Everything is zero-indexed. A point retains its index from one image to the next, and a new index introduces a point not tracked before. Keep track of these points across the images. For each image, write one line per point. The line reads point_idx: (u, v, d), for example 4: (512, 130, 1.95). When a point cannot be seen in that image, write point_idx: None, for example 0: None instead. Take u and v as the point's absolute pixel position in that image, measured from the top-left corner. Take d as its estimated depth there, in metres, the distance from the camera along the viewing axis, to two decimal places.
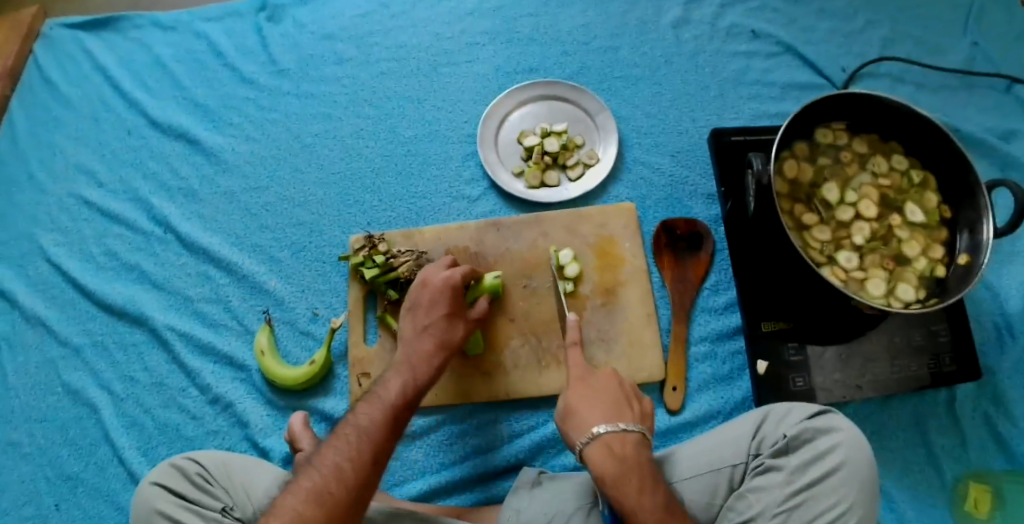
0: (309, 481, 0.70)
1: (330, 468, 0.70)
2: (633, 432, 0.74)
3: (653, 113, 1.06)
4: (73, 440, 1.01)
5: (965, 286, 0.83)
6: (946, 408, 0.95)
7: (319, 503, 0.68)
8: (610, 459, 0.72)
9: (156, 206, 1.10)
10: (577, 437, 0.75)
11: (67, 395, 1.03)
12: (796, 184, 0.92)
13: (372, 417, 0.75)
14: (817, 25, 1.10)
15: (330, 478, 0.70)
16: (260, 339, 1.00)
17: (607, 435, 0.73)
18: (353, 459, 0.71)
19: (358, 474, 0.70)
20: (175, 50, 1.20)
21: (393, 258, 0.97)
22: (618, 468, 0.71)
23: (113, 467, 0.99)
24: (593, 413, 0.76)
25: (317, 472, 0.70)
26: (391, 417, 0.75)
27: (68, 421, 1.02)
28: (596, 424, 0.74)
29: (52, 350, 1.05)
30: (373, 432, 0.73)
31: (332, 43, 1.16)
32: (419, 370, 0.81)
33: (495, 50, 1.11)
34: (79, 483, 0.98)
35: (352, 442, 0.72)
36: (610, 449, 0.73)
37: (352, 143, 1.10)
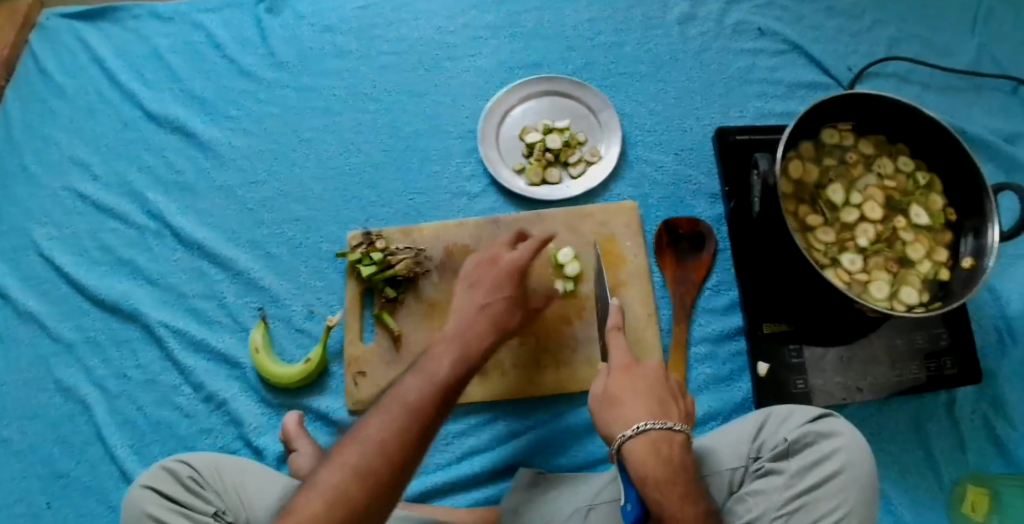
0: (353, 457, 0.64)
1: (377, 444, 0.65)
2: (679, 433, 0.73)
3: (657, 111, 1.05)
4: (66, 437, 0.99)
5: (969, 289, 0.82)
6: (946, 412, 0.94)
7: (362, 482, 0.63)
8: (655, 458, 0.71)
9: (151, 201, 1.08)
10: (618, 431, 0.74)
11: (59, 391, 1.01)
12: (801, 185, 0.91)
13: (420, 393, 0.70)
14: (824, 23, 1.08)
15: (375, 454, 0.65)
16: (255, 336, 0.99)
17: (654, 432, 0.72)
18: (400, 436, 0.66)
19: (404, 454, 0.65)
20: (172, 41, 1.17)
21: (391, 256, 0.96)
22: (665, 470, 0.70)
23: (106, 465, 0.98)
24: (637, 408, 0.74)
25: (361, 447, 0.65)
26: (441, 396, 0.70)
27: (61, 418, 1.00)
28: (641, 420, 0.73)
29: (45, 346, 1.03)
30: (422, 410, 0.68)
31: (332, 35, 1.14)
32: (471, 349, 0.76)
33: (498, 45, 1.09)
34: (72, 480, 0.97)
35: (399, 416, 0.67)
36: (655, 449, 0.71)
37: (351, 137, 1.08)
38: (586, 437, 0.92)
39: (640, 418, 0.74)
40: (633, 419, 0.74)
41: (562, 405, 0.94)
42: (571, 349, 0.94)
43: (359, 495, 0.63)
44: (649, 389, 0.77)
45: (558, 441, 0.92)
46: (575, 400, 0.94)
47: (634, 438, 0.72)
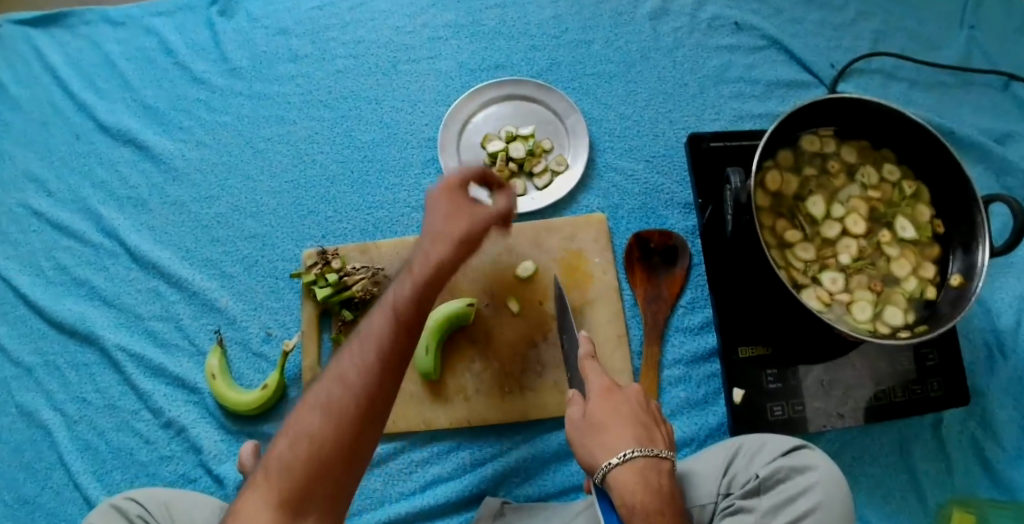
0: (318, 395, 0.65)
1: (336, 381, 0.65)
2: (667, 460, 0.68)
3: (628, 114, 0.99)
4: (28, 463, 0.95)
5: (958, 312, 0.77)
6: (932, 432, 0.90)
7: (323, 422, 0.63)
8: (639, 486, 0.65)
9: (105, 218, 1.03)
10: (602, 458, 0.68)
11: (20, 416, 0.97)
12: (779, 197, 0.85)
13: (380, 317, 0.67)
14: (806, 17, 1.01)
15: (334, 388, 0.64)
16: (210, 361, 0.94)
17: (642, 460, 0.67)
18: (358, 371, 0.64)
19: (364, 386, 0.64)
20: (125, 48, 1.11)
21: (348, 277, 0.91)
22: (655, 499, 0.65)
23: (69, 492, 0.94)
24: (622, 436, 0.68)
25: (325, 385, 0.65)
26: (399, 321, 0.66)
27: (22, 443, 0.96)
28: (623, 447, 0.67)
29: (4, 371, 0.99)
30: (379, 339, 0.65)
31: (287, 38, 1.07)
32: (419, 267, 0.69)
33: (459, 45, 1.03)
34: (36, 507, 0.94)
35: (361, 348, 0.65)
36: (644, 476, 0.66)
37: (305, 147, 1.02)
38: (555, 463, 0.88)
39: (625, 443, 0.68)
40: (616, 445, 0.68)
41: (529, 431, 0.89)
42: (536, 373, 0.89)
43: (323, 431, 0.63)
44: (630, 412, 0.71)
45: (525, 468, 0.88)
46: (544, 425, 0.89)
47: (621, 466, 0.66)
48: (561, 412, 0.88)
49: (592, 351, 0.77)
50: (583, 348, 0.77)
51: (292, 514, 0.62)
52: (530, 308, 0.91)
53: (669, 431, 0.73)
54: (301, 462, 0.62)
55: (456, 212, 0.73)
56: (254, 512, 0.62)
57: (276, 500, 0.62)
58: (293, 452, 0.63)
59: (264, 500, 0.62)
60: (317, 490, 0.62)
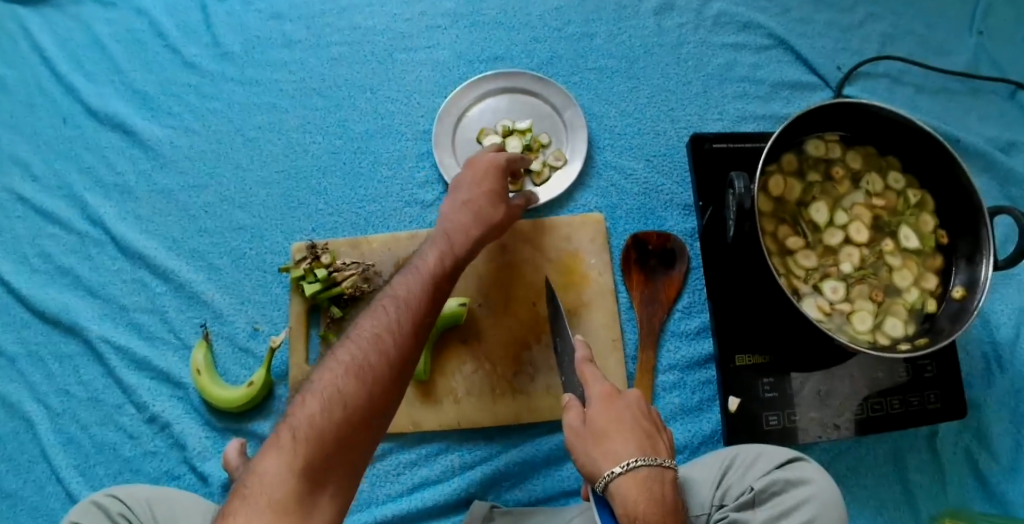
0: (349, 354, 0.63)
1: (369, 341, 0.64)
2: (670, 470, 0.65)
3: (629, 112, 0.96)
4: (10, 456, 0.93)
5: (959, 327, 0.76)
6: (927, 442, 0.89)
7: (358, 379, 0.62)
8: (642, 496, 0.63)
9: (92, 205, 1.00)
10: (604, 467, 0.65)
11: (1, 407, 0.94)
12: (781, 203, 0.83)
13: (412, 279, 0.70)
14: (813, 17, 0.99)
15: (369, 347, 0.63)
16: (196, 356, 0.92)
17: (645, 469, 0.64)
18: (394, 332, 0.65)
19: (400, 346, 0.64)
20: (114, 29, 1.07)
21: (337, 273, 0.88)
22: (659, 511, 0.62)
23: (52, 485, 0.91)
24: (625, 444, 0.65)
25: (356, 344, 0.64)
26: (432, 285, 0.69)
27: (3, 436, 0.93)
28: (625, 456, 0.65)
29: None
30: (415, 302, 0.67)
31: (280, 23, 1.04)
32: (457, 244, 0.74)
33: (457, 36, 1.00)
34: (18, 500, 0.91)
35: (391, 314, 0.66)
36: (648, 486, 0.63)
37: (298, 137, 0.99)
38: (546, 468, 0.86)
39: (631, 452, 0.65)
40: (620, 453, 0.65)
41: (521, 434, 0.87)
42: (528, 375, 0.87)
43: (358, 389, 0.61)
44: (630, 423, 0.68)
45: (514, 474, 0.86)
46: (537, 429, 0.87)
47: (624, 475, 0.63)
48: (552, 415, 0.86)
49: (589, 355, 0.74)
50: (581, 353, 0.74)
51: (315, 480, 0.58)
52: (523, 308, 0.88)
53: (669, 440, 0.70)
54: (334, 424, 0.60)
55: (495, 197, 0.78)
56: (273, 477, 0.57)
57: (299, 464, 0.58)
58: (325, 413, 0.60)
59: (287, 463, 0.58)
60: (341, 454, 0.59)
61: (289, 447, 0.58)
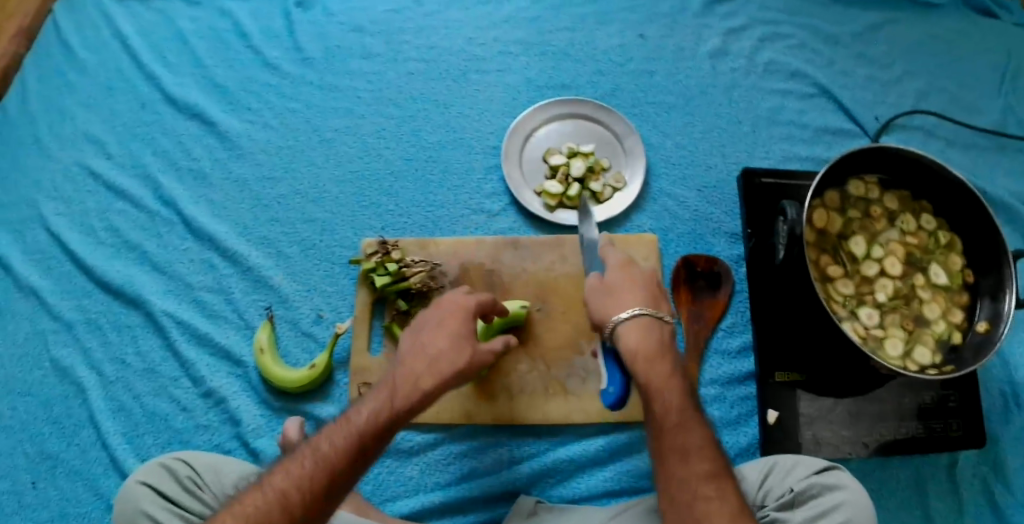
0: (251, 504, 0.61)
1: (276, 493, 0.61)
2: (668, 322, 0.73)
3: (683, 144, 1.04)
4: (57, 418, 0.97)
5: (983, 356, 0.83)
6: (947, 471, 0.94)
7: None
8: (642, 340, 0.70)
9: (165, 187, 1.07)
10: (613, 312, 0.72)
11: (53, 370, 0.99)
12: (824, 234, 0.90)
13: (341, 431, 0.66)
14: (854, 71, 1.09)
15: (275, 503, 0.60)
16: (260, 336, 0.96)
17: (646, 317, 0.71)
18: (303, 488, 0.62)
19: (305, 505, 0.61)
20: (197, 26, 1.17)
21: (406, 268, 0.95)
22: (657, 348, 0.70)
23: (95, 451, 0.95)
24: (628, 297, 0.72)
25: (263, 495, 0.61)
26: (356, 447, 0.65)
27: (54, 398, 0.98)
28: (629, 307, 0.71)
29: (43, 323, 1.01)
30: (333, 460, 0.63)
31: (360, 36, 1.13)
32: (402, 396, 0.69)
33: (528, 62, 1.08)
34: (58, 462, 0.94)
35: (306, 468, 0.63)
36: (651, 333, 0.71)
37: (373, 142, 1.07)
38: (590, 468, 0.91)
39: (636, 303, 0.72)
40: (627, 304, 0.72)
41: (568, 433, 0.92)
42: (580, 378, 0.93)
43: None
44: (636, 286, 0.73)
45: (559, 470, 0.90)
46: (583, 430, 0.92)
47: (631, 321, 0.71)
48: (599, 418, 0.92)
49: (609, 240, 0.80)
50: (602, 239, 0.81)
51: None
52: (579, 316, 0.95)
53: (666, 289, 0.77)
54: None
55: (460, 342, 0.73)
56: None
57: None
58: None
59: None
60: None
61: None
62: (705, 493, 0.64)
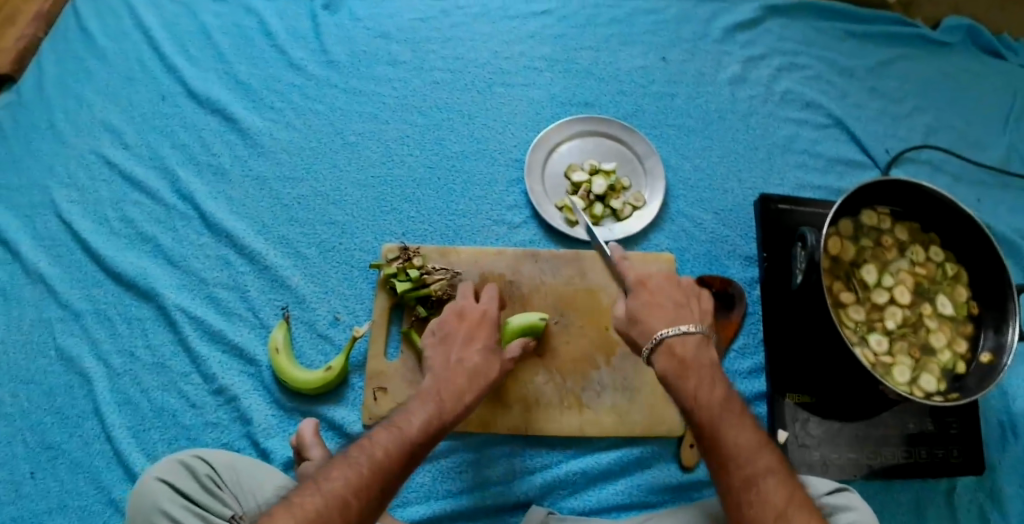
0: (313, 504, 0.60)
1: (338, 496, 0.62)
2: (698, 334, 0.75)
3: (701, 167, 1.07)
4: (60, 408, 0.95)
5: (986, 386, 0.86)
6: (945, 497, 0.97)
7: None
8: (674, 361, 0.74)
9: (183, 180, 1.07)
10: (660, 327, 0.75)
11: (59, 359, 0.98)
12: (838, 261, 0.93)
13: (392, 434, 0.69)
14: (866, 103, 1.12)
15: (337, 503, 0.61)
16: (276, 335, 0.96)
17: (675, 338, 0.74)
18: (361, 492, 0.63)
19: (366, 503, 0.63)
20: (223, 22, 1.17)
21: (427, 275, 0.95)
22: (693, 366, 0.73)
23: (99, 444, 0.94)
24: (659, 319, 0.76)
25: (322, 495, 0.61)
26: (407, 452, 0.69)
27: (58, 388, 0.96)
28: (661, 328, 0.75)
29: (51, 311, 1.00)
30: (387, 463, 0.66)
31: (387, 43, 1.14)
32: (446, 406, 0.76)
33: (553, 78, 1.11)
34: (61, 453, 0.93)
35: (361, 468, 0.65)
36: (684, 350, 0.74)
37: (396, 148, 1.08)
38: (601, 482, 0.92)
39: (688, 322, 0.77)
40: (674, 320, 0.76)
41: (580, 446, 0.94)
42: (594, 392, 0.94)
43: None
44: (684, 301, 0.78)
45: (571, 483, 0.91)
46: (595, 444, 0.94)
47: (679, 335, 0.74)
48: (612, 431, 0.93)
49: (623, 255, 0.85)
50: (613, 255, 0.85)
51: None
52: (596, 331, 0.96)
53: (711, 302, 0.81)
54: None
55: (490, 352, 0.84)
56: None
57: None
58: None
59: None
60: None
61: None
62: (760, 494, 0.66)
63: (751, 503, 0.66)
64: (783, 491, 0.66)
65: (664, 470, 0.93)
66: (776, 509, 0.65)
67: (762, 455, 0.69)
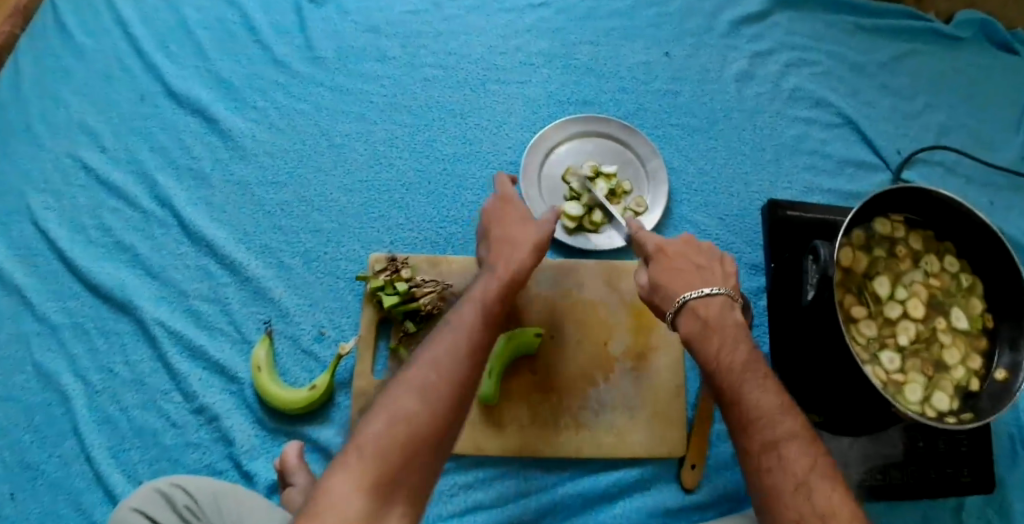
0: (405, 396, 0.64)
1: (422, 387, 0.66)
2: (721, 296, 0.72)
3: (706, 169, 1.02)
4: (39, 427, 0.90)
5: (1001, 407, 0.81)
6: (952, 514, 0.94)
7: (413, 422, 0.63)
8: (697, 322, 0.71)
9: (161, 185, 1.00)
10: (680, 290, 0.72)
11: (37, 375, 0.92)
12: (849, 273, 0.88)
13: (438, 380, 0.67)
14: (878, 101, 1.07)
15: (429, 382, 0.66)
16: (257, 352, 0.91)
17: (699, 304, 0.71)
18: (446, 384, 0.67)
19: (452, 398, 0.66)
20: (204, 16, 1.10)
21: (416, 288, 0.89)
22: (720, 322, 0.70)
23: (78, 464, 0.88)
24: (678, 283, 0.73)
25: (411, 391, 0.65)
26: (457, 396, 0.66)
27: (35, 406, 0.90)
28: (683, 291, 0.72)
29: (27, 324, 0.94)
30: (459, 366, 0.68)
31: (376, 37, 1.07)
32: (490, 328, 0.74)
33: (550, 75, 1.05)
34: (40, 473, 0.88)
35: (440, 368, 0.68)
36: (712, 310, 0.71)
37: (383, 149, 1.01)
38: (600, 504, 0.88)
39: (711, 286, 0.74)
40: (696, 285, 0.73)
41: (578, 465, 0.89)
42: (592, 411, 0.89)
43: (417, 427, 0.63)
44: (705, 264, 0.76)
45: (568, 506, 0.87)
46: (594, 464, 0.89)
47: (701, 298, 0.71)
48: (611, 453, 0.88)
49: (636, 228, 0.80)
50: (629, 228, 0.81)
51: (383, 496, 0.59)
52: (594, 346, 0.91)
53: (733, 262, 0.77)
54: (395, 453, 0.61)
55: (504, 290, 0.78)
56: (344, 493, 0.57)
57: (365, 482, 0.58)
58: (388, 440, 0.61)
59: (356, 482, 0.58)
60: (407, 473, 0.61)
61: (356, 468, 0.59)
62: (791, 446, 0.61)
63: (769, 469, 0.61)
64: (805, 457, 0.60)
65: (665, 491, 0.88)
66: (795, 476, 0.59)
67: (786, 418, 0.63)
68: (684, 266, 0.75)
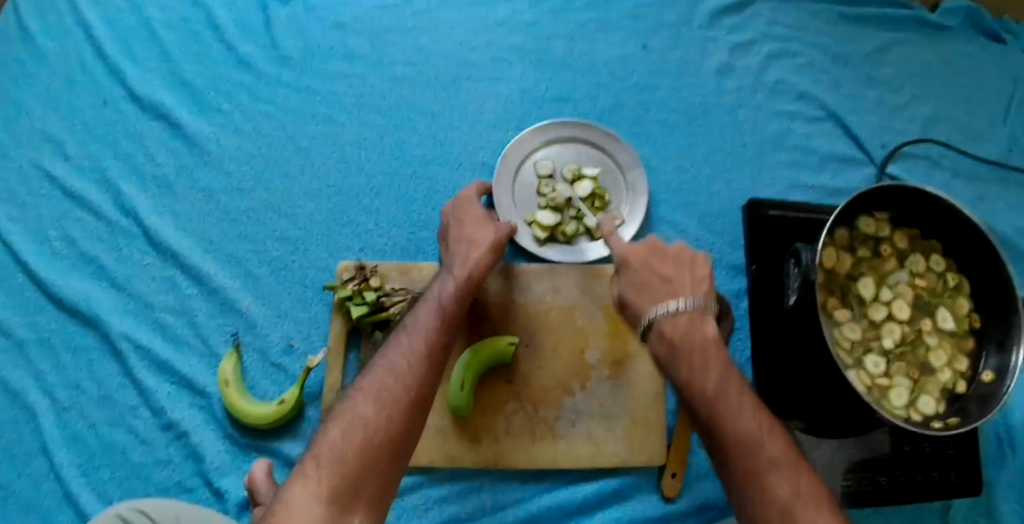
0: (359, 402, 0.62)
1: (376, 392, 0.63)
2: (687, 312, 0.69)
3: (685, 166, 0.99)
4: (6, 446, 0.87)
5: (988, 411, 0.78)
6: (940, 516, 0.92)
7: (369, 426, 0.60)
8: (665, 343, 0.68)
9: (125, 194, 0.96)
10: (650, 308, 0.70)
11: (4, 393, 0.89)
12: (832, 275, 0.85)
13: (393, 382, 0.64)
14: (863, 93, 1.04)
15: (387, 381, 0.64)
16: (225, 367, 0.87)
17: (671, 318, 0.68)
18: (404, 383, 0.64)
19: (410, 398, 0.63)
20: (167, 15, 1.05)
21: (386, 298, 0.87)
22: (693, 342, 0.67)
23: (48, 482, 0.85)
24: (647, 300, 0.71)
25: (367, 394, 0.63)
26: (414, 397, 0.64)
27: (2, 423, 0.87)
28: (653, 309, 0.70)
29: None
30: (412, 367, 0.66)
31: (343, 35, 1.03)
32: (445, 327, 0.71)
33: (523, 71, 1.02)
34: (9, 494, 0.85)
35: (393, 370, 0.65)
36: (680, 329, 0.68)
37: (352, 153, 0.98)
38: (578, 515, 0.85)
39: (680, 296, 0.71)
40: (664, 300, 0.70)
41: (556, 475, 0.87)
42: (569, 421, 0.87)
43: (376, 428, 0.61)
44: (672, 274, 0.73)
45: (546, 518, 0.84)
46: (572, 474, 0.87)
47: (668, 316, 0.69)
48: (589, 463, 0.86)
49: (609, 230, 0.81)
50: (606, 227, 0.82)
51: (342, 506, 0.56)
52: (569, 354, 0.89)
53: (704, 265, 0.74)
54: (353, 460, 0.58)
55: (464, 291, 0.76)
56: (301, 507, 0.55)
57: (321, 492, 0.56)
58: (345, 445, 0.59)
59: (315, 494, 0.56)
60: (369, 479, 0.59)
61: (313, 477, 0.57)
62: (775, 476, 0.58)
63: (754, 501, 0.58)
64: (788, 484, 0.58)
65: (645, 502, 0.86)
66: (779, 506, 0.56)
67: (769, 445, 0.60)
68: (652, 273, 0.73)
